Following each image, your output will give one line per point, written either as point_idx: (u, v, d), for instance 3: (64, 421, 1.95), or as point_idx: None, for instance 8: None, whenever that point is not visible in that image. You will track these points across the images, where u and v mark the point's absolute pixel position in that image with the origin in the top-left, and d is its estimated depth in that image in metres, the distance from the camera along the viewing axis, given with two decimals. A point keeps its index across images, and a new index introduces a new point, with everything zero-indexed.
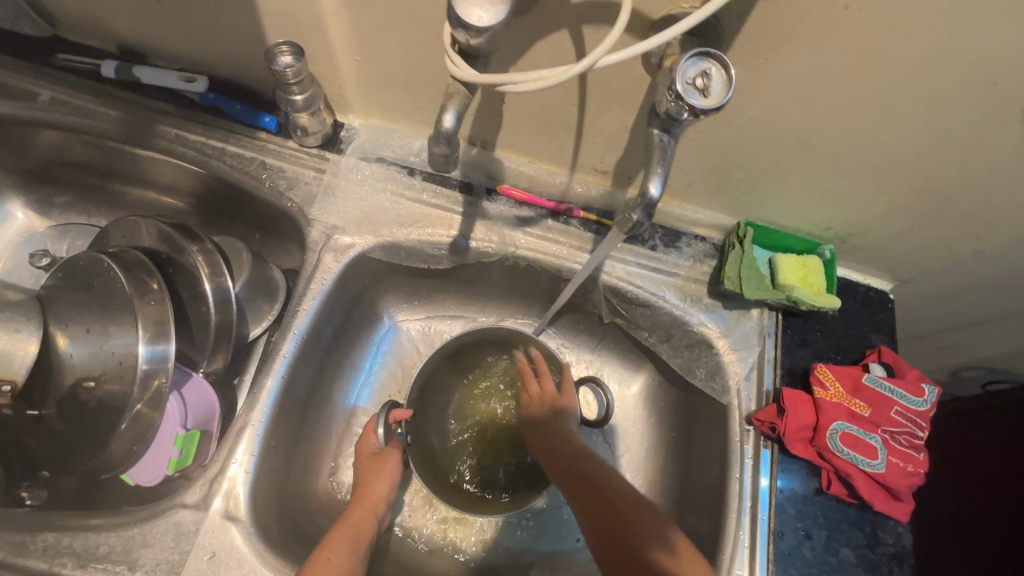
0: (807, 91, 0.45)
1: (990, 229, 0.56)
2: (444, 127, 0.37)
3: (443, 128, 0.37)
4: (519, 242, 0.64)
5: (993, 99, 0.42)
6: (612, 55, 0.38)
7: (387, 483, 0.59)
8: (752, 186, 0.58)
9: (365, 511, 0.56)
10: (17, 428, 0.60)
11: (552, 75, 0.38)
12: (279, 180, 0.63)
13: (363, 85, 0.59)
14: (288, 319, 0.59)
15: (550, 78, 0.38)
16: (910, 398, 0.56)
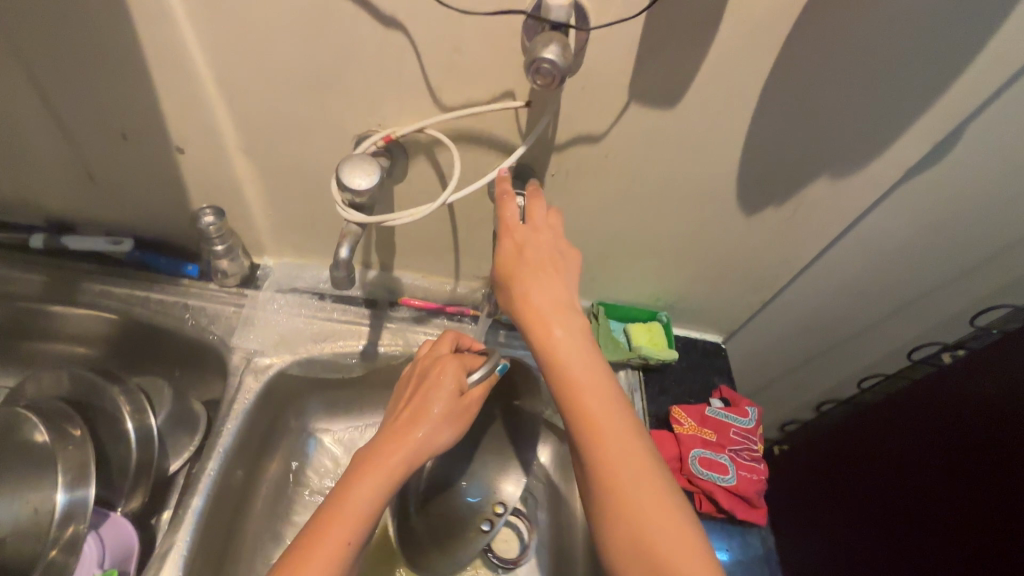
0: (602, 207, 0.65)
1: (761, 284, 0.77)
2: (342, 256, 0.50)
3: (340, 257, 0.50)
4: (421, 342, 0.76)
5: (716, 203, 0.64)
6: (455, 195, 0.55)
7: (438, 437, 0.55)
8: (594, 275, 0.77)
9: (408, 454, 0.53)
10: None
11: (416, 211, 0.53)
12: (201, 317, 0.72)
13: (276, 232, 0.72)
14: (213, 440, 0.64)
15: (415, 213, 0.53)
16: (740, 419, 0.72)
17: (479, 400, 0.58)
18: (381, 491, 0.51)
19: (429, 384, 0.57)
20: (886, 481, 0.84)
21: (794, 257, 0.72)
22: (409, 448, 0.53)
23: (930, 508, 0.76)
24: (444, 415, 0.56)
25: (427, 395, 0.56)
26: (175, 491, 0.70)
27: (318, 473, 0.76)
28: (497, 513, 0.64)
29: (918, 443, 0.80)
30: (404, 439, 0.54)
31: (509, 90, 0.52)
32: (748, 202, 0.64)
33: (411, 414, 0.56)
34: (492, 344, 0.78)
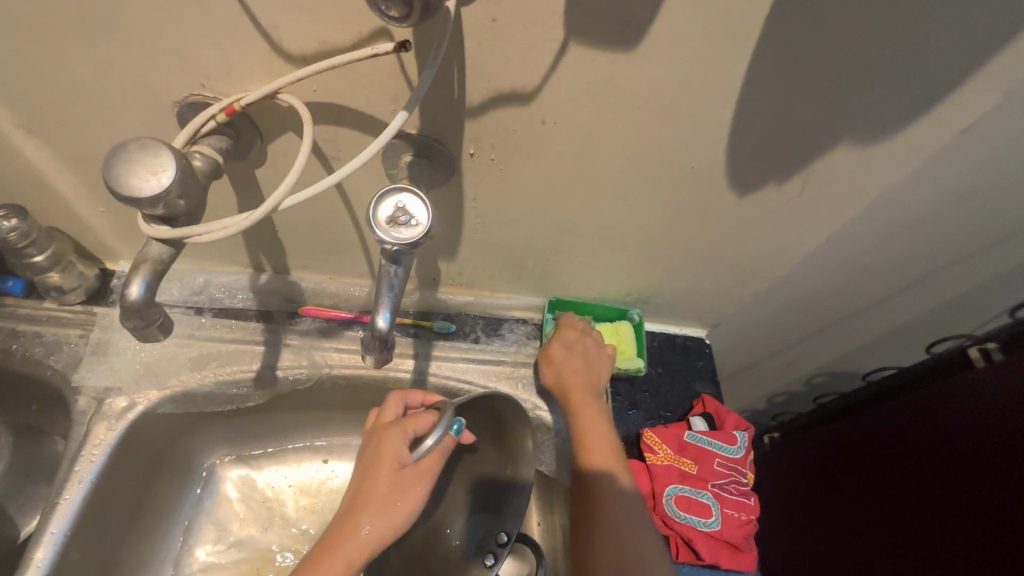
0: (546, 190, 0.48)
1: (754, 273, 0.62)
2: (129, 299, 0.34)
3: (131, 299, 0.34)
4: (332, 361, 0.61)
5: (699, 180, 0.47)
6: (305, 192, 0.37)
7: (388, 524, 0.45)
8: (546, 270, 0.61)
9: (348, 556, 0.44)
10: None
11: (237, 221, 0.34)
12: (35, 347, 0.55)
13: (122, 232, 0.55)
14: (48, 515, 0.49)
15: (235, 224, 0.34)
16: (727, 447, 0.58)
17: (431, 468, 0.47)
18: None
19: (367, 461, 0.47)
20: (876, 476, 0.67)
21: (797, 240, 0.56)
22: (351, 547, 0.44)
23: (886, 552, 0.63)
24: (388, 500, 0.45)
25: (364, 479, 0.46)
26: None
27: (221, 516, 0.64)
28: (502, 543, 0.54)
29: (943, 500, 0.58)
30: (343, 539, 0.44)
31: (380, 27, 0.33)
32: (742, 176, 0.47)
33: (352, 503, 0.45)
34: (423, 358, 0.63)
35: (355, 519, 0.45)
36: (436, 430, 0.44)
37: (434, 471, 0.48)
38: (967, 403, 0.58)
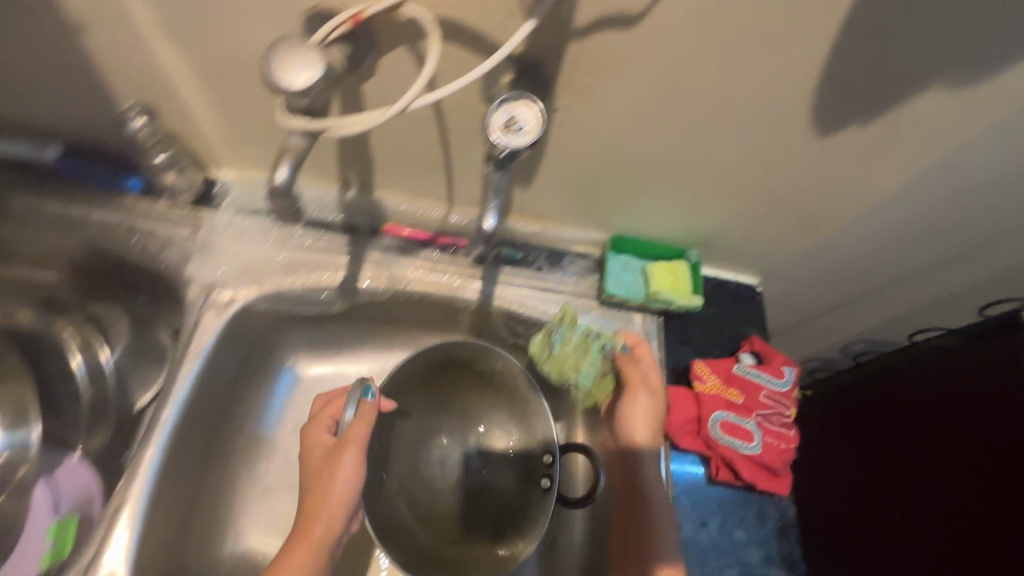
0: (632, 119, 0.51)
1: (819, 221, 0.63)
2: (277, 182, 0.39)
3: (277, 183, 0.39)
4: (408, 280, 0.66)
5: (782, 115, 0.49)
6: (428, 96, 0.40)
7: (339, 497, 0.55)
8: (615, 204, 0.63)
9: (312, 535, 0.54)
10: None
11: (371, 117, 0.38)
12: (150, 240, 0.61)
13: (229, 140, 0.59)
14: (169, 384, 0.57)
15: (370, 119, 0.38)
16: (774, 380, 0.62)
17: (356, 435, 0.56)
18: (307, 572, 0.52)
19: (308, 458, 0.58)
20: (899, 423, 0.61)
21: (866, 188, 0.57)
22: (314, 528, 0.54)
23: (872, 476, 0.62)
24: (327, 477, 0.55)
25: (309, 470, 0.57)
26: None
27: (299, 413, 0.70)
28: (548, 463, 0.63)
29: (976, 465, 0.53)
30: (308, 522, 0.54)
31: None
32: (827, 115, 0.48)
33: (308, 497, 0.55)
34: (490, 282, 0.68)
35: (312, 504, 0.55)
36: (346, 404, 0.57)
37: (361, 443, 0.56)
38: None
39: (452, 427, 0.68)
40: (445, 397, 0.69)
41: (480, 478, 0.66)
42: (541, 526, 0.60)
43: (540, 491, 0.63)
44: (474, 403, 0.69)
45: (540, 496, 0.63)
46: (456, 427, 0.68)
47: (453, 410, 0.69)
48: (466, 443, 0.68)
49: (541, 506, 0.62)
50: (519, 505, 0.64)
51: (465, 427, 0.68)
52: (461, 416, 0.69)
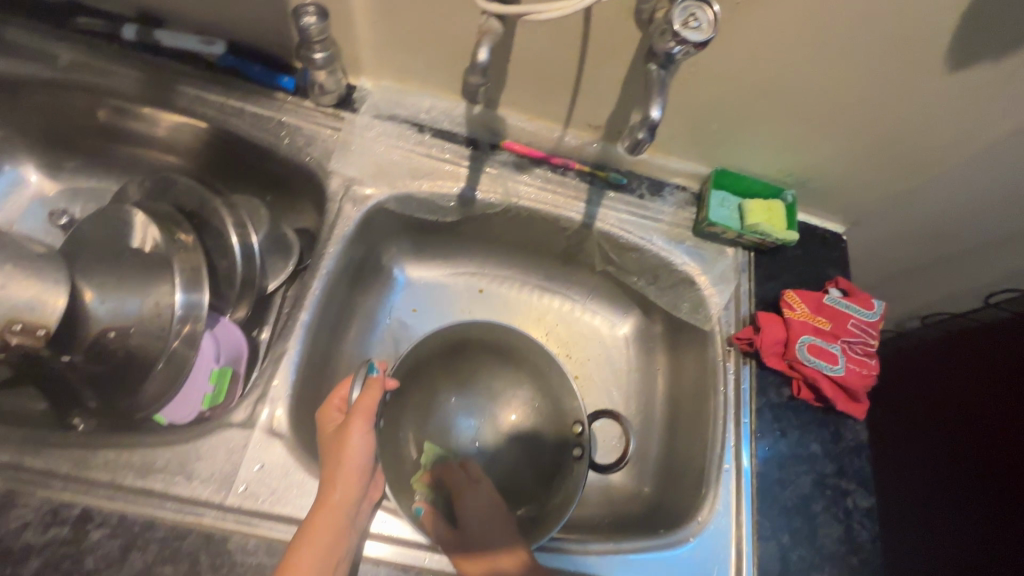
0: (771, 43, 0.54)
1: (923, 167, 0.66)
2: (479, 58, 0.43)
3: (477, 61, 0.43)
4: (521, 193, 0.71)
5: (918, 45, 0.52)
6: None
7: (350, 473, 0.51)
8: (726, 136, 0.67)
9: (327, 514, 0.48)
10: (53, 371, 0.61)
11: (568, 4, 0.45)
12: (298, 137, 0.68)
13: (378, 47, 0.65)
14: (317, 260, 0.64)
15: (567, 6, 0.45)
16: (863, 311, 0.66)
17: (368, 405, 0.54)
18: (320, 563, 0.46)
19: (323, 447, 0.54)
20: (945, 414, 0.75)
21: (979, 135, 0.60)
22: (325, 507, 0.49)
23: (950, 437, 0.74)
24: (340, 452, 0.52)
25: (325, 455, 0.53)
26: (273, 311, 0.72)
27: (405, 313, 0.77)
28: (579, 433, 0.63)
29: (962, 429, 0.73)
30: (321, 504, 0.49)
31: None
32: (960, 49, 0.51)
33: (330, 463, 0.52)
34: (594, 205, 0.72)
35: (325, 484, 0.50)
36: (356, 381, 0.56)
37: (370, 412, 0.54)
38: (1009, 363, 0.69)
39: (484, 403, 0.68)
40: (474, 375, 0.68)
41: (508, 458, 0.66)
42: (578, 492, 0.58)
43: (573, 461, 0.63)
44: (485, 376, 0.68)
45: (571, 463, 0.63)
46: (484, 403, 0.68)
47: (480, 386, 0.68)
48: (494, 419, 0.67)
49: (575, 479, 0.61)
50: (555, 477, 0.64)
51: (496, 405, 0.67)
52: (489, 394, 0.68)
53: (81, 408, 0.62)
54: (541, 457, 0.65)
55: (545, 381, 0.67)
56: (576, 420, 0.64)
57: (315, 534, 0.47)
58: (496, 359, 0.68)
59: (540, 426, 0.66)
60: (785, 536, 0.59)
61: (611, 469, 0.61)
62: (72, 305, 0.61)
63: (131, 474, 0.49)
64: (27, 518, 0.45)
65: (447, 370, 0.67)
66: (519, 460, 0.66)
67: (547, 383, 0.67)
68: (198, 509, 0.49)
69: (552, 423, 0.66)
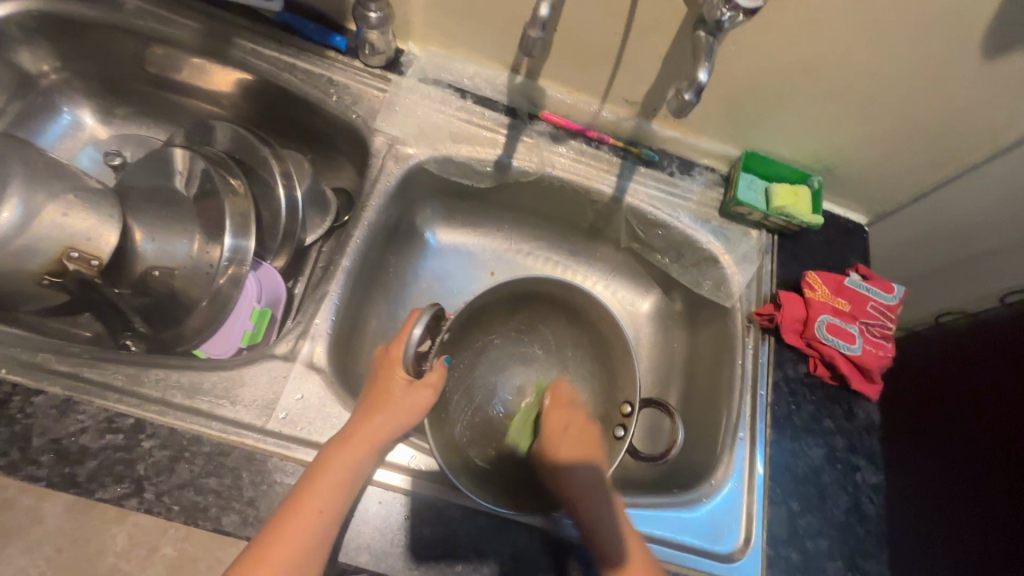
0: (811, 25, 0.56)
1: (949, 159, 0.68)
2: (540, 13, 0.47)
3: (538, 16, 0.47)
4: (555, 163, 0.73)
5: (954, 32, 0.54)
6: None
7: (398, 421, 0.53)
8: (759, 118, 0.69)
9: (365, 444, 0.50)
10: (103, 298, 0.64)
11: None
12: (346, 95, 0.71)
13: (429, 12, 0.67)
14: (360, 211, 0.66)
15: None
16: (881, 294, 0.69)
17: (436, 380, 0.56)
18: (345, 485, 0.48)
19: (379, 375, 0.56)
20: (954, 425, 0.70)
21: (1006, 128, 0.62)
22: (365, 435, 0.51)
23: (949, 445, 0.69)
24: (400, 399, 0.54)
25: (381, 385, 0.54)
26: (308, 263, 0.74)
27: (434, 275, 0.79)
28: (627, 414, 0.61)
29: (980, 426, 0.68)
30: (362, 426, 0.51)
31: None
32: (997, 38, 0.53)
33: (365, 408, 0.52)
34: (625, 180, 0.74)
35: (371, 414, 0.52)
36: (418, 322, 0.56)
37: (437, 387, 0.56)
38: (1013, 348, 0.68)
39: (541, 364, 0.70)
40: (532, 333, 0.71)
41: None
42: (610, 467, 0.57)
43: (613, 439, 0.61)
44: (544, 331, 0.70)
45: (611, 442, 0.61)
46: (542, 363, 0.70)
47: (538, 346, 0.70)
48: (546, 385, 0.69)
49: (611, 454, 0.60)
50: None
51: (552, 369, 0.70)
52: (545, 355, 0.70)
53: (131, 331, 0.66)
54: None
55: (599, 350, 0.68)
56: (625, 399, 0.63)
57: (333, 468, 0.48)
58: (558, 317, 0.70)
59: (591, 397, 0.67)
60: (795, 503, 0.61)
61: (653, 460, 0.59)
62: (123, 243, 0.62)
63: (180, 394, 0.52)
64: (84, 424, 0.48)
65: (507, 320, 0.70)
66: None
67: (607, 355, 0.67)
68: (242, 431, 0.51)
69: (600, 394, 0.67)
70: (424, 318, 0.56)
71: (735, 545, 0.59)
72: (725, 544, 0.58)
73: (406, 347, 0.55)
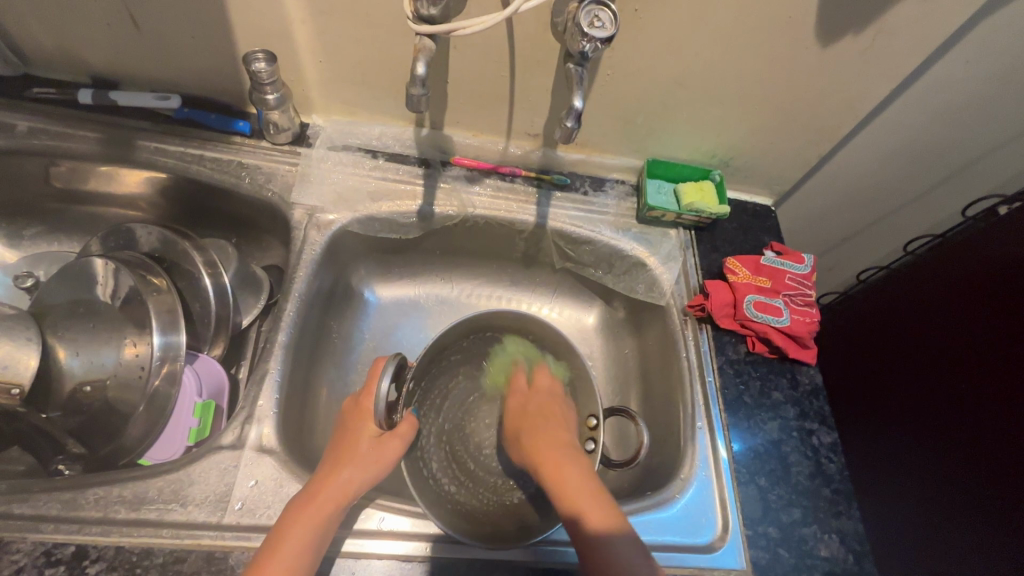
0: (669, 42, 0.63)
1: (823, 135, 0.75)
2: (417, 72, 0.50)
3: (417, 75, 0.51)
4: (475, 203, 0.76)
5: (790, 29, 0.61)
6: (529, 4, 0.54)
7: (368, 474, 0.53)
8: (651, 128, 0.75)
9: (336, 497, 0.50)
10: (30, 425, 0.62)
11: (489, 19, 0.53)
12: (258, 175, 0.72)
13: (326, 86, 0.70)
14: (289, 284, 0.67)
15: (489, 21, 0.53)
16: (795, 265, 0.74)
17: (405, 433, 0.56)
18: (313, 541, 0.48)
19: (350, 430, 0.56)
20: (930, 394, 0.73)
21: (861, 99, 0.69)
22: (335, 487, 0.51)
23: (939, 389, 0.72)
24: (368, 452, 0.54)
25: (349, 440, 0.55)
26: (249, 345, 0.73)
27: (379, 332, 0.79)
28: (593, 426, 0.61)
29: (954, 361, 0.71)
30: (329, 481, 0.51)
31: None
32: (825, 28, 0.61)
33: (330, 463, 0.53)
34: (544, 206, 0.78)
35: (338, 467, 0.52)
36: (384, 376, 0.55)
37: (406, 439, 0.56)
38: (991, 329, 0.67)
39: (503, 392, 0.70)
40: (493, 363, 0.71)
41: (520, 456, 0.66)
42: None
43: (584, 454, 0.60)
44: (510, 360, 0.71)
45: (584, 457, 0.60)
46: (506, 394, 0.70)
47: (498, 374, 0.70)
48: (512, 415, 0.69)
49: None
50: None
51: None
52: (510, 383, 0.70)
53: (64, 454, 0.62)
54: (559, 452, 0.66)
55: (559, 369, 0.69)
56: (590, 413, 0.63)
57: (296, 534, 0.47)
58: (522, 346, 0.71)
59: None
60: (762, 479, 0.63)
61: (617, 465, 0.61)
62: (44, 365, 0.61)
63: (124, 507, 0.50)
64: (20, 563, 0.46)
65: (472, 350, 0.69)
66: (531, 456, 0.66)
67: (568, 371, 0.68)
68: (196, 531, 0.49)
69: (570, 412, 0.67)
70: (389, 370, 0.55)
71: (715, 534, 0.60)
72: (705, 535, 0.60)
73: (377, 399, 0.54)
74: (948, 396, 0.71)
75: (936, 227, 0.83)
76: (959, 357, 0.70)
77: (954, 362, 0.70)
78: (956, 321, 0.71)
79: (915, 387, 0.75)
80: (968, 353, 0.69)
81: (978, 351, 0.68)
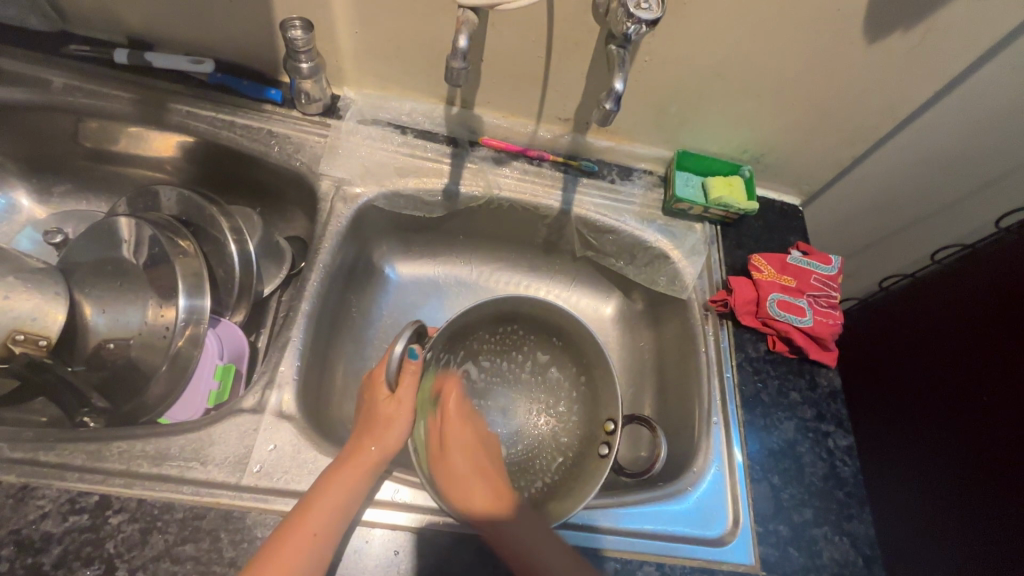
0: (712, 30, 0.61)
1: (860, 135, 0.73)
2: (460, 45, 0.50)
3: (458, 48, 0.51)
4: (501, 185, 0.75)
5: (838, 22, 0.59)
6: None
7: (387, 445, 0.54)
8: (684, 118, 0.74)
9: (360, 467, 0.51)
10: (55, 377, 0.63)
11: None
12: (287, 145, 0.72)
13: (360, 58, 0.70)
14: (313, 254, 0.67)
15: None
16: (822, 266, 0.73)
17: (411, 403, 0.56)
18: (340, 508, 0.49)
19: (369, 403, 0.57)
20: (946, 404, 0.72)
21: (902, 101, 0.68)
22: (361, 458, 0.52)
23: (957, 400, 0.71)
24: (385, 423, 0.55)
25: (370, 412, 0.56)
26: (269, 314, 0.74)
27: (397, 308, 0.80)
28: (610, 431, 0.61)
29: (973, 373, 0.70)
30: (355, 454, 0.52)
31: None
32: (874, 24, 0.59)
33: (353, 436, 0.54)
34: (570, 192, 0.77)
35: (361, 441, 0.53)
36: (398, 339, 0.55)
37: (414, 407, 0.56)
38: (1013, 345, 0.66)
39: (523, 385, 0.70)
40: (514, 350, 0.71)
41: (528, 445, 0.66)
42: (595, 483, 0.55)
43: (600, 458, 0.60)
44: (529, 348, 0.71)
45: (596, 461, 0.60)
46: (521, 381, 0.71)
47: (521, 366, 0.70)
48: (521, 405, 0.69)
49: (594, 474, 0.58)
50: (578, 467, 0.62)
51: (535, 388, 0.70)
52: (524, 373, 0.71)
53: (87, 407, 0.63)
54: (569, 443, 0.65)
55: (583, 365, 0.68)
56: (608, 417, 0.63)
57: (323, 498, 0.48)
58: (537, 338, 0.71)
59: (574, 420, 0.67)
60: (775, 477, 0.63)
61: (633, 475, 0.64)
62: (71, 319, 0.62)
63: (146, 462, 0.51)
64: (45, 509, 0.47)
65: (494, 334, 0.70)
66: (540, 444, 0.66)
67: (585, 362, 0.68)
68: (216, 490, 0.50)
69: (589, 405, 0.66)
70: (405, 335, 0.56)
71: (726, 527, 0.60)
72: (716, 528, 0.60)
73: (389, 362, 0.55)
74: (966, 408, 0.70)
75: (967, 236, 0.81)
76: (980, 370, 0.69)
77: (977, 375, 0.69)
78: (977, 333, 0.71)
79: (932, 396, 0.75)
80: (989, 366, 0.68)
81: (1000, 364, 0.67)
